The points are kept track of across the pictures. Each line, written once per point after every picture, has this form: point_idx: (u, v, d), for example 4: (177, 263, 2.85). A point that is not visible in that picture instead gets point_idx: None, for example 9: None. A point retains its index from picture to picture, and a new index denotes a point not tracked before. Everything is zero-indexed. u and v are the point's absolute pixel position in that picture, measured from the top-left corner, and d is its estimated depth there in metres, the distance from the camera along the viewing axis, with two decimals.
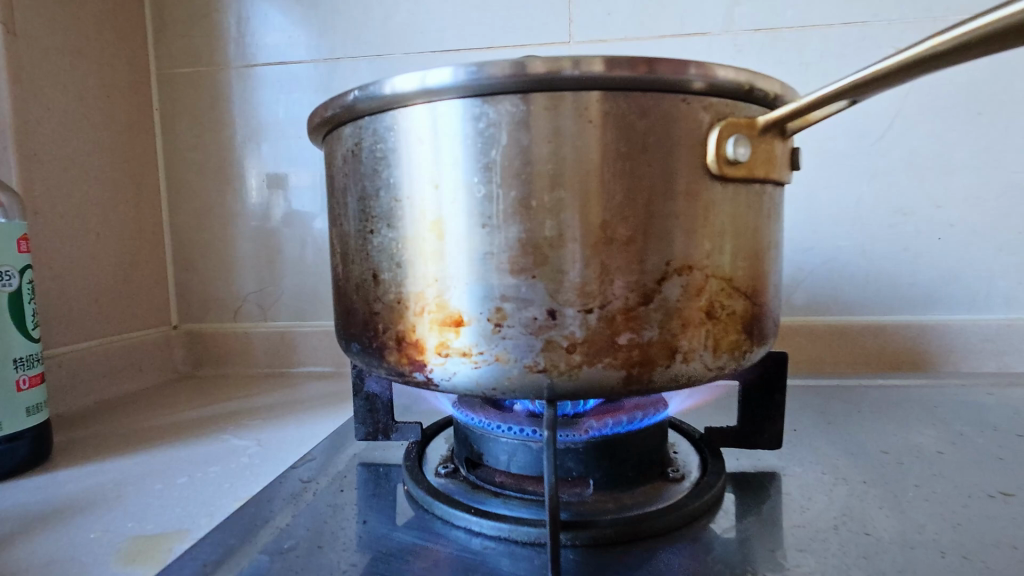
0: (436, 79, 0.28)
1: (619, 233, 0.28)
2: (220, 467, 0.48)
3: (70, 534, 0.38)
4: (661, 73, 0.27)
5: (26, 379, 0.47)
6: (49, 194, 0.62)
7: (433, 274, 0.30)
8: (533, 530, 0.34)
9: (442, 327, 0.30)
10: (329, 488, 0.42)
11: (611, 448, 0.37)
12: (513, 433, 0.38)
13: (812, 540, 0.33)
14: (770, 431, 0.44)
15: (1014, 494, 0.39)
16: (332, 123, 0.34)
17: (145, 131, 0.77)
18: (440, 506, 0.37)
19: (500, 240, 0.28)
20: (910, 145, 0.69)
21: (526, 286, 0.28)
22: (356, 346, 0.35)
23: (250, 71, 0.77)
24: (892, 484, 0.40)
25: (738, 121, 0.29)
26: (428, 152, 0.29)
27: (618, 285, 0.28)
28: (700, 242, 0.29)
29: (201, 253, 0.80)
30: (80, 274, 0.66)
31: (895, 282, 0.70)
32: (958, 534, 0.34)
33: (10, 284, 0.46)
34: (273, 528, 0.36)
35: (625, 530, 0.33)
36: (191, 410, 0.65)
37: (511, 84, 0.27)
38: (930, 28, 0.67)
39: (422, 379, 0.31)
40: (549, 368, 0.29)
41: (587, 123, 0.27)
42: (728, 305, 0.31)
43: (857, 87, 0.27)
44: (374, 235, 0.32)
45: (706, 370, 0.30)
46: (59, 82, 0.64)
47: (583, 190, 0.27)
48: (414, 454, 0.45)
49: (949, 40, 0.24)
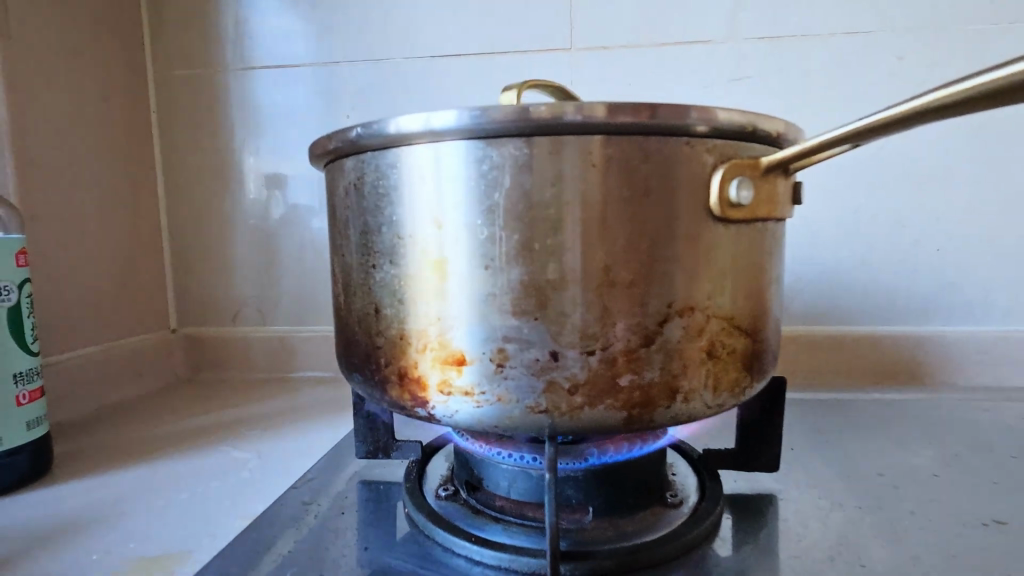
0: (439, 120, 0.28)
1: (621, 276, 0.28)
2: (221, 482, 0.49)
3: (73, 554, 0.38)
4: (664, 117, 0.27)
5: (26, 393, 0.47)
6: (46, 202, 0.62)
7: (436, 313, 0.30)
8: (533, 560, 0.34)
9: (444, 365, 0.30)
10: (330, 511, 0.43)
11: (612, 475, 0.37)
12: (513, 460, 0.38)
13: (808, 572, 0.34)
14: (768, 454, 0.44)
15: (1008, 523, 0.39)
16: (334, 154, 0.34)
17: (142, 134, 0.76)
18: (440, 533, 0.37)
19: (503, 282, 0.28)
20: (910, 158, 0.69)
21: (529, 328, 0.28)
22: (358, 376, 0.35)
23: (249, 74, 0.76)
24: (887, 510, 0.41)
25: (742, 163, 0.29)
26: (431, 192, 0.29)
27: (620, 327, 0.28)
28: (702, 284, 0.29)
29: (200, 257, 0.80)
30: (78, 282, 0.66)
31: (893, 295, 0.71)
32: (951, 566, 0.34)
33: (9, 299, 0.46)
34: (275, 555, 0.37)
35: (623, 562, 0.34)
36: (190, 417, 0.66)
37: (514, 126, 0.27)
38: (933, 40, 0.67)
39: (424, 415, 0.31)
40: (551, 409, 0.29)
41: (590, 167, 0.27)
42: (729, 344, 0.31)
43: (863, 134, 0.27)
44: (377, 270, 0.32)
45: (706, 409, 0.31)
46: (56, 88, 0.63)
47: (585, 233, 0.27)
48: (414, 475, 0.45)
49: (956, 93, 0.24)
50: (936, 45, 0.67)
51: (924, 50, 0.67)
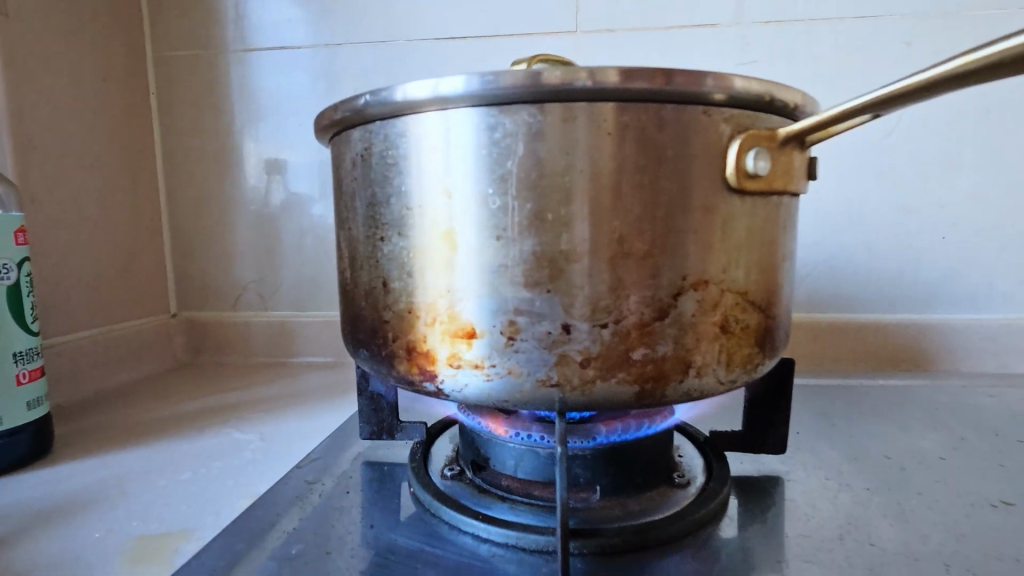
0: (448, 87, 0.27)
1: (635, 247, 0.27)
2: (224, 463, 0.48)
3: (75, 531, 0.38)
4: (680, 84, 0.26)
5: (26, 373, 0.47)
6: (45, 181, 0.61)
7: (445, 286, 0.29)
8: (541, 537, 0.34)
9: (453, 338, 0.30)
10: (335, 490, 0.43)
11: (620, 454, 0.37)
12: (520, 438, 0.38)
13: (818, 550, 0.34)
14: (775, 435, 0.44)
15: (1015, 504, 0.39)
16: (340, 125, 0.33)
17: (142, 115, 0.75)
18: (447, 510, 0.37)
19: (515, 253, 0.28)
20: (919, 143, 0.68)
21: (541, 300, 0.28)
22: (364, 352, 0.35)
23: (248, 55, 0.75)
24: (895, 491, 0.41)
25: (759, 133, 0.29)
26: (440, 162, 0.28)
27: (634, 300, 0.28)
28: (716, 257, 0.29)
29: (200, 240, 0.79)
30: (78, 263, 0.65)
31: (898, 281, 0.70)
32: (961, 545, 0.34)
33: (8, 278, 0.45)
34: (280, 532, 0.37)
35: (632, 539, 0.34)
36: (192, 400, 0.65)
37: (526, 93, 0.26)
38: (944, 24, 0.66)
39: (432, 389, 0.31)
40: (562, 382, 0.29)
41: (604, 135, 0.27)
42: (742, 319, 0.31)
43: (884, 102, 0.27)
44: (385, 243, 0.31)
45: (718, 384, 0.30)
46: (53, 65, 0.62)
47: (599, 203, 0.27)
48: (419, 455, 0.45)
49: (985, 57, 0.23)
50: (946, 28, 0.66)
51: (935, 33, 0.66)
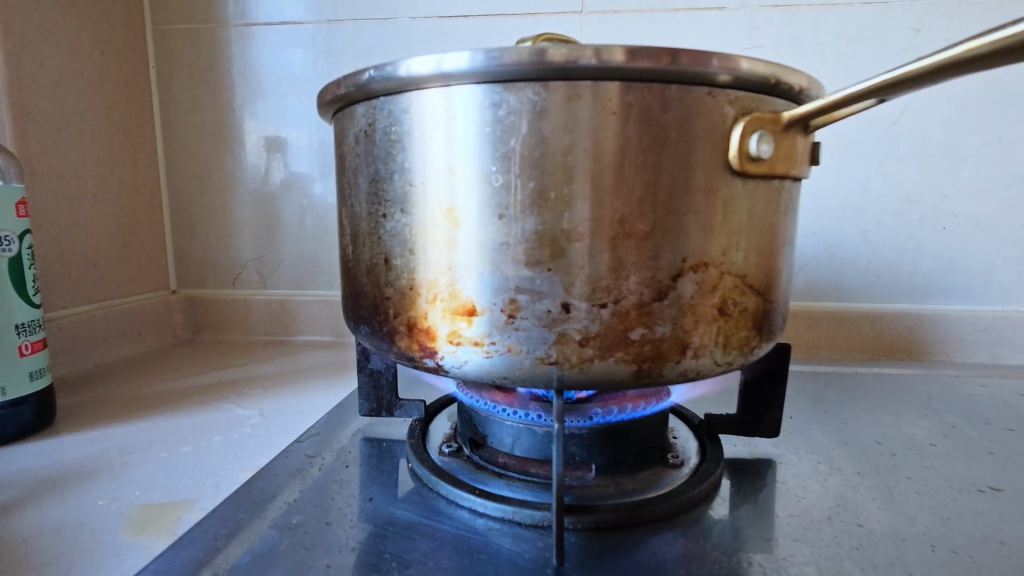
0: (452, 63, 0.27)
1: (636, 228, 0.28)
2: (224, 437, 0.49)
3: (78, 500, 0.38)
4: (686, 64, 0.26)
5: (27, 344, 0.47)
6: (44, 154, 0.61)
7: (447, 263, 0.29)
8: (537, 512, 0.34)
9: (454, 316, 0.30)
10: (335, 464, 0.43)
11: (614, 433, 0.38)
12: (519, 416, 0.38)
13: (807, 530, 0.34)
14: (768, 420, 0.45)
15: (1002, 489, 0.40)
16: (343, 100, 0.33)
17: (140, 87, 0.74)
18: (444, 485, 0.38)
19: (516, 231, 0.28)
20: (923, 131, 0.68)
21: (542, 279, 0.28)
22: (365, 328, 0.35)
23: (250, 30, 0.74)
24: (884, 475, 0.42)
25: (763, 117, 0.29)
26: (444, 140, 0.28)
27: (633, 281, 0.28)
28: (717, 239, 0.29)
29: (198, 215, 0.79)
30: (76, 236, 0.65)
31: (896, 271, 0.71)
32: (948, 528, 0.35)
33: (10, 250, 0.45)
34: (280, 503, 0.37)
35: (626, 516, 0.34)
36: (190, 376, 0.65)
37: (530, 70, 0.26)
38: (954, 10, 0.65)
39: (432, 365, 0.32)
40: (561, 360, 0.29)
41: (609, 114, 0.27)
42: (740, 302, 0.31)
43: (889, 87, 0.26)
44: (387, 220, 0.31)
45: (715, 365, 0.31)
46: (52, 36, 0.61)
47: (600, 183, 0.27)
48: (418, 432, 0.45)
49: (988, 44, 0.23)
50: (956, 17, 0.65)
51: (944, 20, 0.66)
